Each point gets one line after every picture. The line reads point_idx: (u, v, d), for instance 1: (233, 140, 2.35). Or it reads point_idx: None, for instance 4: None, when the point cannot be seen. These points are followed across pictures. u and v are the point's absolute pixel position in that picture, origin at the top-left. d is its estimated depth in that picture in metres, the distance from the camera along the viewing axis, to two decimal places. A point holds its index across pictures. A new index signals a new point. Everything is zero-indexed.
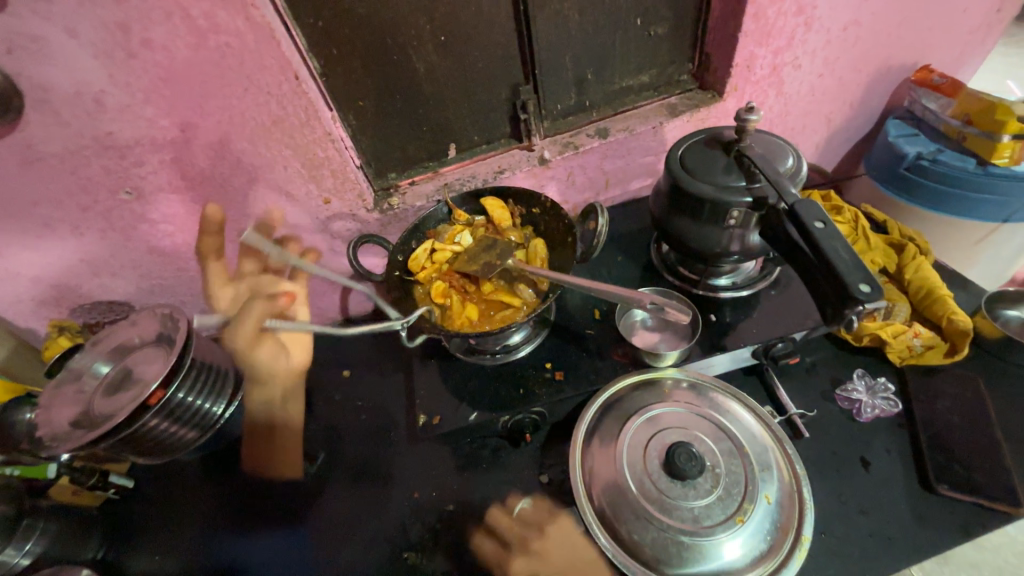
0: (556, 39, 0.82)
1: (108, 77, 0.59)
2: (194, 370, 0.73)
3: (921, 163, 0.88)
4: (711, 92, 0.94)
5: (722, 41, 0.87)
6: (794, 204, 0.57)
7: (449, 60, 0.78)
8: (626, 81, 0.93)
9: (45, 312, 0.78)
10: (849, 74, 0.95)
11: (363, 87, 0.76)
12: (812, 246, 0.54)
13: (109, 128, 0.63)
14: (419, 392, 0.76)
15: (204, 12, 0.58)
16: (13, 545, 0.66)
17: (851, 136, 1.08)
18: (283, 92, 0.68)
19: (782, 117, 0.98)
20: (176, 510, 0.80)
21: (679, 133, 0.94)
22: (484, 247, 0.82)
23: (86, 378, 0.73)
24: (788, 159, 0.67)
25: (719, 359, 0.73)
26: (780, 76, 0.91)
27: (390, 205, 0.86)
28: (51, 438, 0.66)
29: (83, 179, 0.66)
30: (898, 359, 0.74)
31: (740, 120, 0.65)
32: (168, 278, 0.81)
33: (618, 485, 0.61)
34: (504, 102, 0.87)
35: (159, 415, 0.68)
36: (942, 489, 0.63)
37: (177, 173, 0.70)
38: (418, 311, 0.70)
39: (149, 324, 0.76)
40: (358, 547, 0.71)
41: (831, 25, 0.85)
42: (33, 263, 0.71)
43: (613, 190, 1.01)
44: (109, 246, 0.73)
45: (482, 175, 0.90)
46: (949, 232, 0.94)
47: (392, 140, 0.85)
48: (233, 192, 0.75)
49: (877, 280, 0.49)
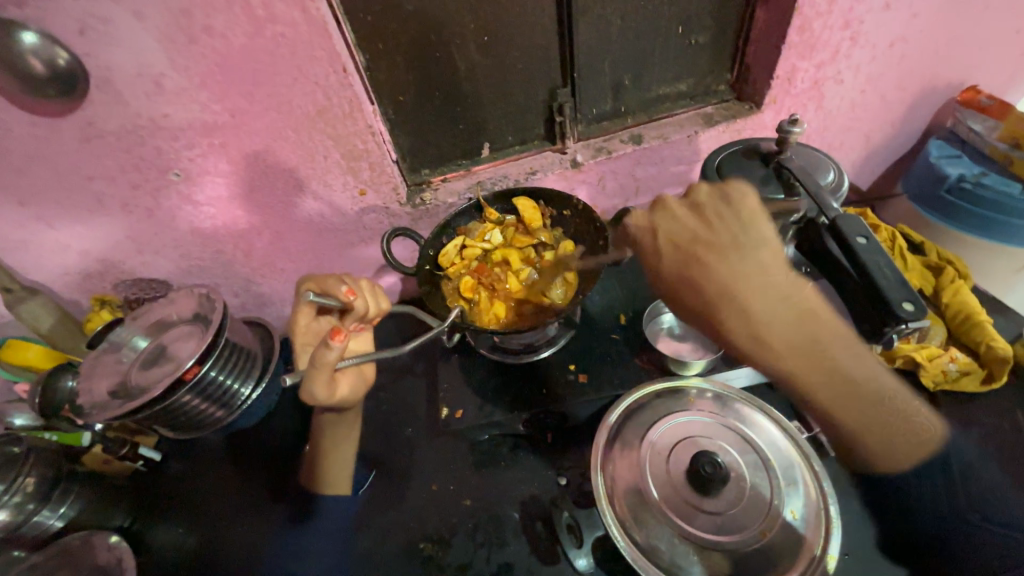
0: (597, 43, 0.82)
1: (169, 61, 0.61)
2: (226, 350, 0.76)
3: (963, 186, 0.86)
4: (748, 103, 0.94)
5: (763, 53, 0.86)
6: (835, 218, 0.57)
7: (491, 60, 0.79)
8: (662, 89, 0.93)
9: (89, 285, 0.81)
10: (891, 92, 0.93)
11: (405, 82, 0.78)
12: (853, 262, 0.53)
13: (165, 110, 0.65)
14: (442, 385, 0.77)
15: (263, 3, 0.60)
16: (50, 506, 0.70)
17: (888, 155, 1.06)
18: (330, 83, 0.69)
19: (819, 131, 0.97)
20: (198, 486, 0.82)
21: (713, 143, 0.94)
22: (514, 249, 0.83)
23: (124, 350, 0.75)
24: (829, 173, 0.66)
25: (734, 373, 0.73)
26: (820, 89, 0.90)
27: (422, 200, 0.88)
28: (90, 405, 0.69)
29: (136, 158, 0.68)
30: (932, 385, 0.72)
31: (783, 132, 0.65)
32: (206, 259, 0.84)
33: (639, 491, 0.62)
34: (540, 104, 0.88)
35: (192, 391, 0.71)
36: (977, 520, 0.63)
37: (223, 157, 0.72)
38: (450, 318, 0.68)
39: (186, 303, 0.78)
40: (374, 534, 0.72)
41: (876, 41, 0.84)
42: (83, 237, 0.74)
43: (643, 197, 1.01)
44: (153, 225, 0.76)
45: (514, 176, 0.91)
46: (988, 258, 0.92)
47: (429, 137, 0.86)
48: (274, 180, 0.77)
49: (921, 299, 0.48)
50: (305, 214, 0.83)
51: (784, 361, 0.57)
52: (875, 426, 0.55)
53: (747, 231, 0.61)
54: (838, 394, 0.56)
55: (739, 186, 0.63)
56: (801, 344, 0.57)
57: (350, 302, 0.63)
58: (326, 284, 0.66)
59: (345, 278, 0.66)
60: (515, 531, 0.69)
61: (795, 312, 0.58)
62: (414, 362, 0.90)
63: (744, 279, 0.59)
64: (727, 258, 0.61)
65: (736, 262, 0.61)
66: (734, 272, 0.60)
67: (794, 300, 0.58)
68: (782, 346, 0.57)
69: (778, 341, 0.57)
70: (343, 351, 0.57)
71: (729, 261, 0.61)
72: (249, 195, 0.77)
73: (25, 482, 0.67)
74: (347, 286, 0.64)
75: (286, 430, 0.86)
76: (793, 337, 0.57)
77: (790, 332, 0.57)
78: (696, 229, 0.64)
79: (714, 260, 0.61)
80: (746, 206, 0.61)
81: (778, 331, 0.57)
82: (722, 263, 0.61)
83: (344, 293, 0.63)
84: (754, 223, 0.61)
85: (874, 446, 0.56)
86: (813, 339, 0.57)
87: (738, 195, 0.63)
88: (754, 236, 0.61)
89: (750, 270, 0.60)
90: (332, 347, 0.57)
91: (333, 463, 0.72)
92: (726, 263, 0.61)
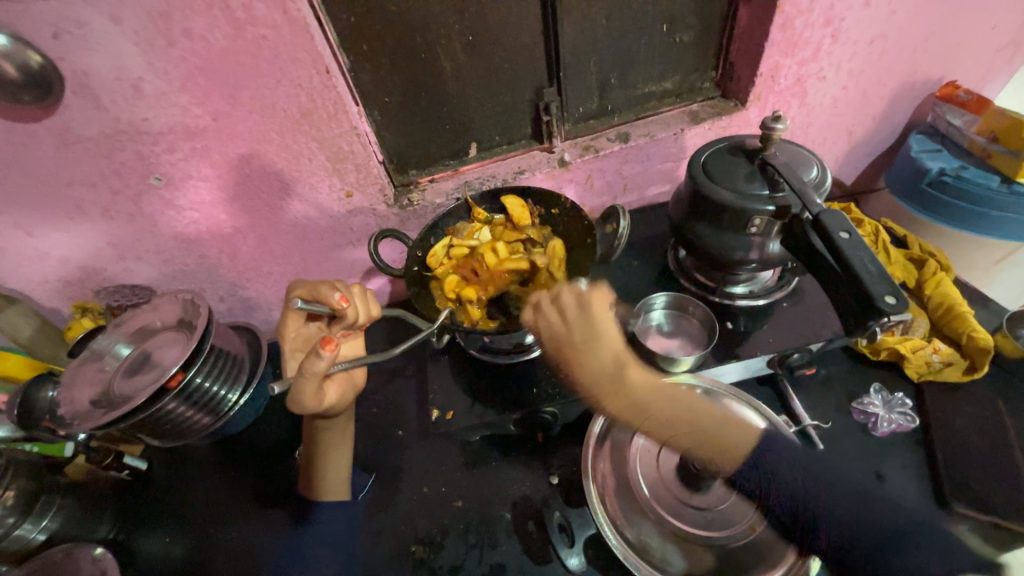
0: (582, 42, 0.82)
1: (147, 64, 0.60)
2: (212, 356, 0.75)
3: (944, 179, 0.88)
4: (733, 100, 0.95)
5: (746, 51, 0.87)
6: (818, 214, 0.57)
7: (476, 60, 0.79)
8: (648, 87, 0.93)
9: (69, 293, 0.80)
10: (873, 88, 0.94)
11: (391, 83, 0.77)
12: (837, 257, 0.54)
13: (145, 114, 0.64)
14: (433, 387, 0.76)
15: (242, 4, 0.59)
16: (31, 519, 0.68)
17: (871, 150, 1.08)
18: (314, 85, 0.69)
19: (803, 128, 0.98)
20: (186, 495, 0.80)
21: (700, 141, 0.95)
22: (501, 250, 0.83)
23: (107, 359, 0.74)
24: (813, 169, 0.67)
25: (732, 367, 0.73)
26: (804, 86, 0.90)
27: (409, 201, 0.87)
28: (72, 415, 0.67)
29: (116, 163, 0.67)
30: (916, 375, 0.73)
31: (767, 128, 0.65)
32: (190, 264, 0.82)
33: (630, 487, 0.63)
34: (527, 104, 0.88)
35: (178, 398, 0.70)
36: (959, 506, 0.62)
37: (205, 161, 0.71)
38: (441, 319, 0.67)
39: (170, 309, 0.77)
40: (366, 539, 0.71)
41: (858, 38, 0.85)
42: (62, 244, 0.73)
43: (631, 194, 1.02)
44: (135, 231, 0.75)
45: (502, 175, 0.91)
46: (970, 250, 0.93)
47: (415, 137, 0.85)
48: (258, 183, 0.76)
49: (903, 292, 0.49)
50: (291, 218, 0.82)
51: (616, 406, 0.66)
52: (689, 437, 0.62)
53: (589, 327, 0.70)
54: (675, 429, 0.63)
55: (593, 291, 0.72)
56: (628, 395, 0.66)
57: (343, 309, 0.60)
58: (316, 291, 0.62)
59: (337, 284, 0.63)
60: (508, 532, 0.69)
61: (623, 385, 0.66)
62: (404, 365, 0.90)
63: (592, 360, 0.68)
64: (587, 351, 0.69)
65: (587, 355, 0.68)
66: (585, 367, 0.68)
67: (618, 377, 0.67)
68: (611, 390, 0.66)
69: (608, 384, 0.67)
70: (333, 359, 0.56)
71: (580, 345, 0.69)
72: (233, 199, 0.76)
73: (4, 496, 0.66)
74: (340, 293, 0.61)
75: (274, 436, 0.85)
76: (603, 372, 0.67)
77: (622, 407, 0.66)
78: (563, 329, 0.69)
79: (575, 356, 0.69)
80: (592, 309, 0.71)
81: (611, 389, 0.66)
82: (580, 352, 0.69)
83: (337, 300, 0.60)
84: (597, 317, 0.71)
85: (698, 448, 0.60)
86: (641, 394, 0.66)
87: (588, 298, 0.71)
88: (592, 330, 0.70)
89: (594, 349, 0.69)
90: (322, 356, 0.55)
91: (331, 464, 0.68)
92: (587, 354, 0.69)
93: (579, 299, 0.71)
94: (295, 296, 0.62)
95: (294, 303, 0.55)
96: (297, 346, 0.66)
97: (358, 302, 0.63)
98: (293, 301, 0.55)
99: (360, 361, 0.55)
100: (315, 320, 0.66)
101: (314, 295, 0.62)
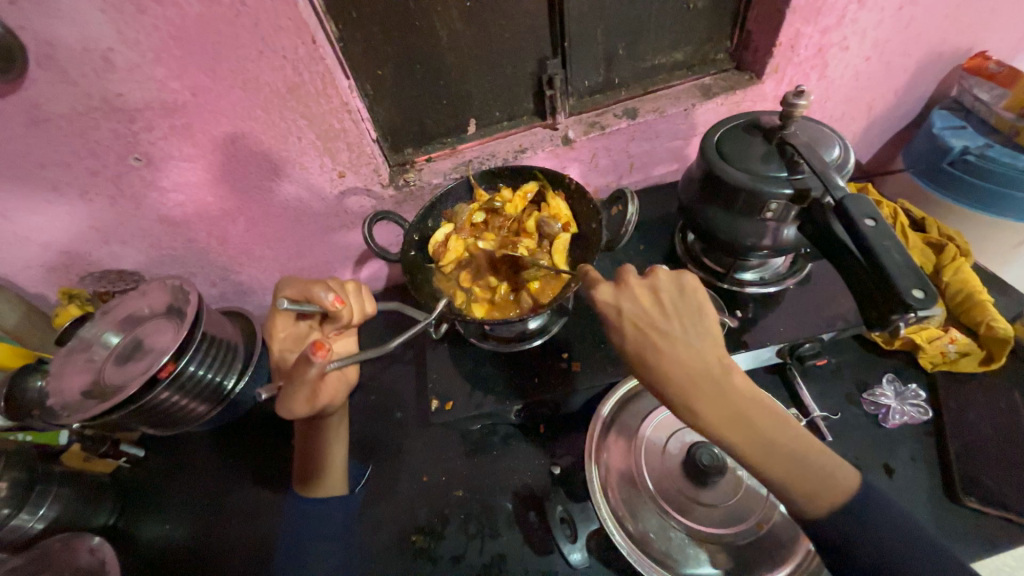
0: (589, 9, 0.76)
1: (117, 34, 0.55)
2: (206, 343, 0.73)
3: (967, 158, 0.83)
4: (748, 73, 0.89)
5: (765, 18, 0.81)
6: (842, 198, 0.53)
7: (474, 29, 0.73)
8: (657, 58, 0.87)
9: (55, 279, 0.77)
10: (898, 60, 0.88)
11: (384, 54, 0.72)
12: (860, 245, 0.51)
13: (118, 89, 0.59)
14: (432, 375, 0.75)
15: None
16: (28, 508, 0.68)
17: (891, 126, 1.02)
18: (299, 56, 0.64)
19: (821, 102, 0.92)
20: (184, 483, 0.80)
21: (711, 116, 0.89)
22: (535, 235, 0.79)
23: (95, 348, 0.72)
24: (835, 149, 0.63)
25: (737, 358, 0.70)
26: (825, 58, 0.85)
27: (405, 181, 0.83)
28: (62, 406, 0.65)
29: (92, 142, 0.63)
30: (929, 365, 0.72)
31: (788, 105, 0.60)
32: (178, 248, 0.79)
33: (633, 481, 0.63)
34: (529, 76, 0.83)
35: (171, 387, 0.68)
36: (969, 501, 0.62)
37: (187, 140, 0.67)
38: (437, 309, 0.64)
39: (159, 295, 0.74)
40: (367, 528, 0.70)
41: (886, 4, 0.79)
42: (42, 228, 0.69)
43: (637, 174, 0.97)
44: (118, 215, 0.71)
45: (502, 154, 0.86)
46: (989, 234, 0.90)
47: (410, 114, 0.81)
48: (246, 164, 0.72)
49: (932, 286, 0.46)
50: (282, 200, 0.78)
51: (709, 417, 0.49)
52: (806, 487, 0.46)
53: (692, 319, 0.54)
54: (791, 478, 0.47)
55: (688, 272, 0.57)
56: (733, 417, 0.49)
57: (337, 310, 0.58)
58: (307, 289, 0.59)
59: (329, 283, 0.61)
60: (509, 522, 0.68)
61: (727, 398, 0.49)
62: (403, 351, 0.88)
63: (694, 363, 0.51)
64: (687, 357, 0.52)
65: (688, 358, 0.51)
66: (687, 375, 0.51)
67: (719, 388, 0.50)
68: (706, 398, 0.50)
69: (705, 391, 0.50)
70: (326, 364, 0.53)
71: (676, 339, 0.53)
72: (220, 179, 0.72)
73: None
74: (333, 294, 0.59)
75: (271, 423, 0.83)
76: (702, 376, 0.50)
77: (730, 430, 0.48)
78: (650, 314, 0.54)
79: (671, 357, 0.52)
80: (697, 300, 0.55)
81: (710, 399, 0.49)
82: (676, 350, 0.52)
83: (330, 301, 0.58)
84: (703, 313, 0.54)
85: (791, 479, 0.47)
86: (759, 430, 0.48)
87: (689, 281, 0.56)
88: (697, 328, 0.53)
89: (694, 351, 0.52)
90: (313, 361, 0.53)
91: (329, 457, 0.67)
92: (685, 358, 0.52)
93: (680, 284, 0.56)
94: (284, 296, 0.59)
95: (281, 305, 0.52)
96: (288, 345, 0.64)
97: (350, 300, 0.62)
98: (279, 301, 0.52)
99: (353, 357, 0.53)
100: (306, 320, 0.64)
101: (305, 294, 0.59)
